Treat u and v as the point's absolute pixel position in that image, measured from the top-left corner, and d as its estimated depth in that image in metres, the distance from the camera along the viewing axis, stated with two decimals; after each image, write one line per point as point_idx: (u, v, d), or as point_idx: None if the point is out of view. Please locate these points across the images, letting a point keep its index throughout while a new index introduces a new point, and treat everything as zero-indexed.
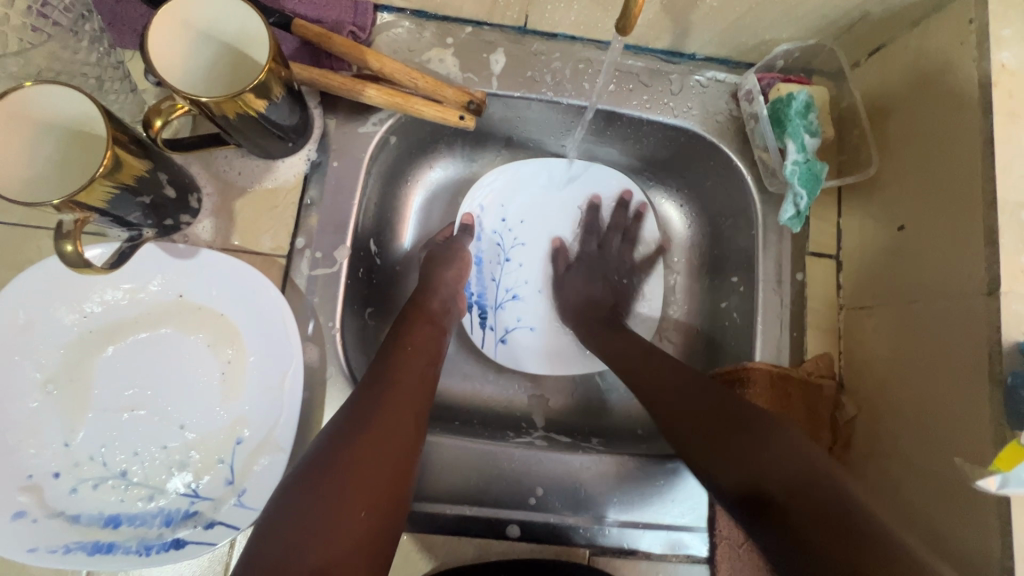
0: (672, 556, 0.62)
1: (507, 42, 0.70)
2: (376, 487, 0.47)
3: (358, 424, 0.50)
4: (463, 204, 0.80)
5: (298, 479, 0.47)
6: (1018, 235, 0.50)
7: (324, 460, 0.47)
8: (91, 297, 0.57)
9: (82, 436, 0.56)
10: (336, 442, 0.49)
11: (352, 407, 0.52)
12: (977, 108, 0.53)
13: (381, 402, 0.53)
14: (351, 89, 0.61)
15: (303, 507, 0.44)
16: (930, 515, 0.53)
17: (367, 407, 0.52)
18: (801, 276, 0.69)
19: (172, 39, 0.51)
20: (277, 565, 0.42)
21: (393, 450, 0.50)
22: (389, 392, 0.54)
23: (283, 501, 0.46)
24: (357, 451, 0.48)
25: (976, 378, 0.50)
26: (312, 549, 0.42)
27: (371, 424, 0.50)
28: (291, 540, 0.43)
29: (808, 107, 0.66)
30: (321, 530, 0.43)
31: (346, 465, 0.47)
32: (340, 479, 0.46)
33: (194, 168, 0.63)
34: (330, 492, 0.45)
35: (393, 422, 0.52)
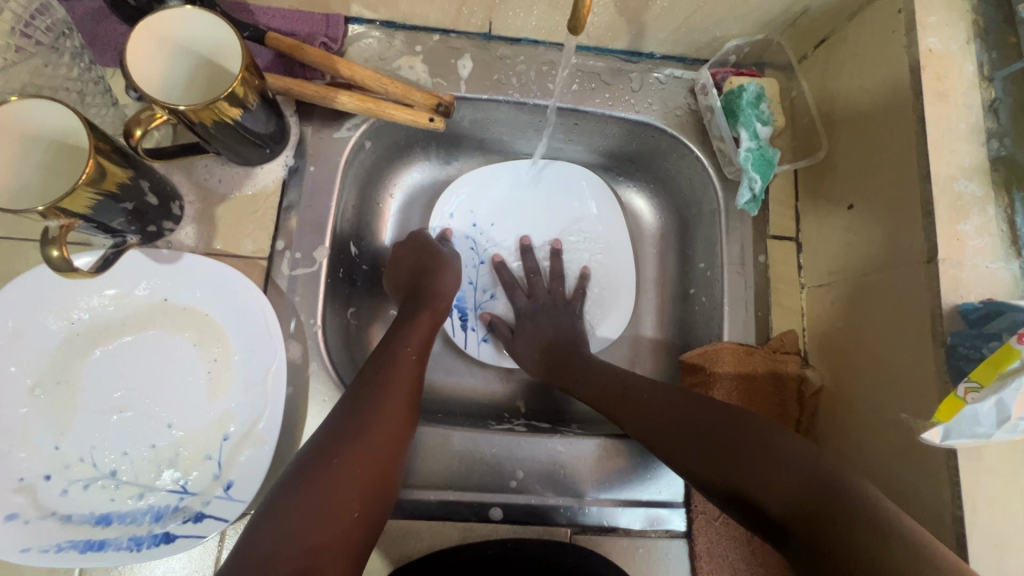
0: (651, 531, 0.64)
1: (473, 48, 0.74)
2: (359, 491, 0.51)
3: (346, 432, 0.53)
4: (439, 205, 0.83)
5: (293, 477, 0.50)
6: (952, 206, 0.54)
7: (312, 467, 0.51)
8: (78, 304, 0.59)
9: (71, 439, 0.58)
10: (324, 449, 0.52)
11: (346, 406, 0.56)
12: (909, 89, 0.57)
13: (370, 411, 0.55)
14: (324, 96, 0.64)
15: (290, 510, 0.48)
16: (886, 476, 0.55)
17: (360, 408, 0.55)
18: (762, 258, 0.72)
19: (150, 53, 0.53)
20: (265, 562, 0.45)
21: (380, 452, 0.54)
22: (379, 400, 0.56)
23: (280, 491, 0.50)
24: (345, 460, 0.51)
25: (921, 339, 0.53)
26: (305, 541, 0.47)
27: (364, 423, 0.54)
28: (275, 539, 0.46)
29: (759, 98, 0.70)
30: (308, 528, 0.47)
31: (339, 466, 0.51)
32: (327, 485, 0.50)
33: (176, 178, 0.66)
34: (319, 497, 0.49)
35: (384, 423, 0.55)
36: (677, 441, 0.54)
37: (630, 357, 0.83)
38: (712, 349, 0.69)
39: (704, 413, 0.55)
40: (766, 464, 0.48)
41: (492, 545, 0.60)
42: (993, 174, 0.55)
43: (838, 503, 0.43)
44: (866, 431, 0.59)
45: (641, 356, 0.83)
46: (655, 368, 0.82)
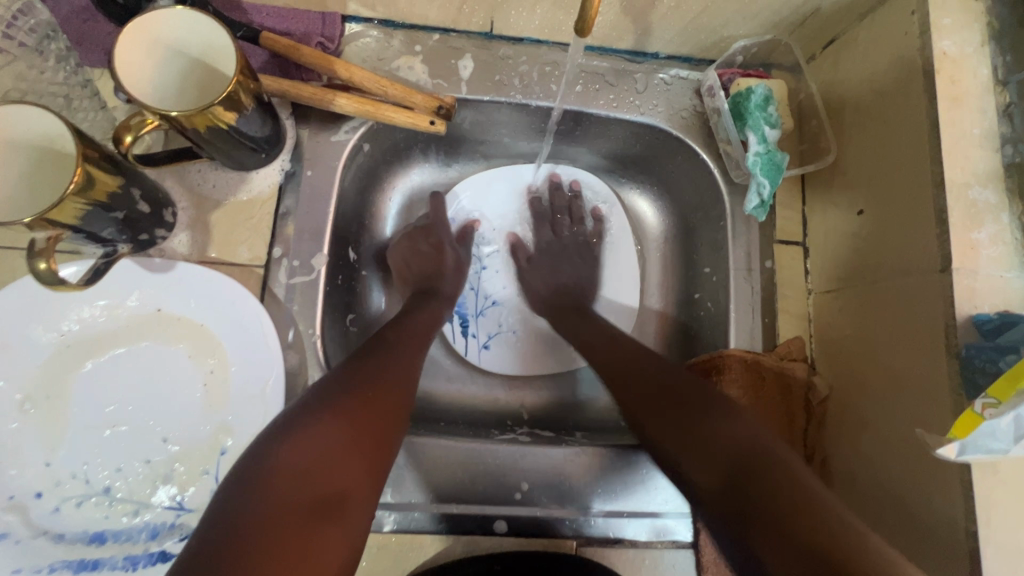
0: (657, 542, 0.63)
1: (474, 48, 0.72)
2: (372, 433, 0.50)
3: (356, 382, 0.53)
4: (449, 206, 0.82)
5: (296, 419, 0.48)
6: (966, 213, 0.53)
7: (323, 408, 0.49)
8: (68, 315, 0.58)
9: (63, 455, 0.56)
10: (331, 395, 0.50)
11: (354, 361, 0.55)
12: (923, 93, 0.56)
13: (377, 368, 0.55)
14: (321, 98, 0.62)
15: (304, 444, 0.46)
16: (899, 489, 0.55)
17: (368, 364, 0.55)
18: (769, 263, 0.71)
19: (139, 56, 0.51)
20: (282, 493, 0.43)
21: (390, 402, 0.53)
22: (388, 363, 0.56)
23: (283, 431, 0.47)
24: (357, 403, 0.50)
25: (934, 350, 0.52)
26: (313, 481, 0.44)
27: (372, 377, 0.54)
28: (290, 472, 0.44)
29: (767, 100, 0.69)
30: (326, 462, 0.46)
31: (348, 411, 0.49)
32: (341, 427, 0.48)
33: (168, 183, 0.64)
34: (333, 435, 0.47)
35: (392, 379, 0.55)
36: (649, 405, 0.57)
37: None
38: (718, 356, 0.68)
39: (719, 426, 0.51)
40: (727, 433, 0.50)
41: (499, 560, 0.59)
42: (1007, 180, 0.54)
43: (786, 478, 0.45)
44: (876, 442, 0.58)
45: None
46: None
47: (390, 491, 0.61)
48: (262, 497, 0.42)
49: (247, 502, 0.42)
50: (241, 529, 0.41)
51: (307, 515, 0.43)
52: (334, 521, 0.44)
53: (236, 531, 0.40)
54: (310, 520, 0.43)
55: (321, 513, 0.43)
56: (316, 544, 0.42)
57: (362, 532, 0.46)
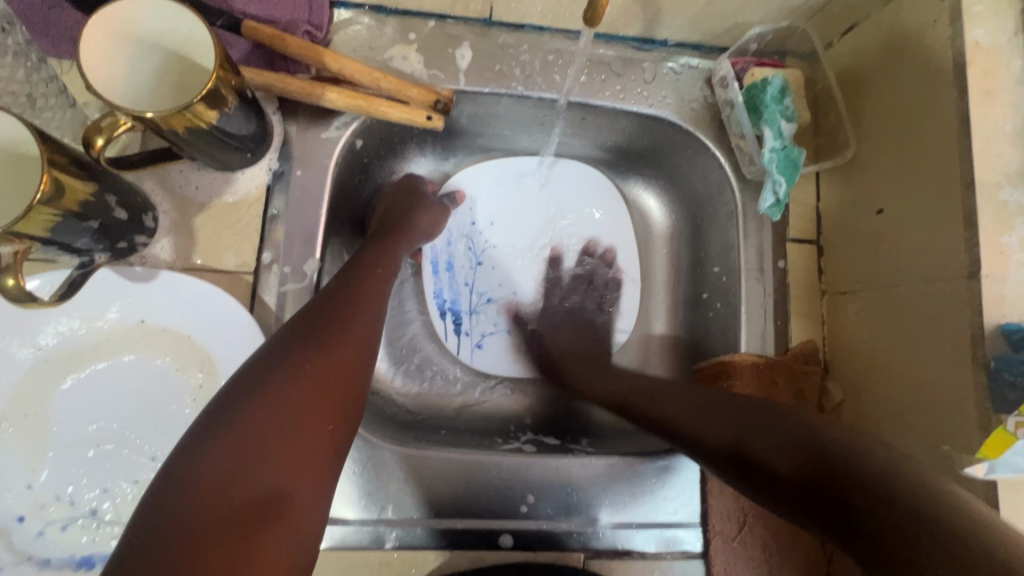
0: (667, 553, 0.61)
1: (472, 35, 0.67)
2: (317, 415, 0.44)
3: (294, 357, 0.46)
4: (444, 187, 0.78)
5: (226, 409, 0.43)
6: (996, 217, 0.50)
7: (255, 393, 0.43)
8: (45, 329, 0.54)
9: (45, 477, 0.53)
10: (262, 377, 0.44)
11: (290, 330, 0.49)
12: (952, 86, 0.53)
13: (325, 337, 0.48)
14: (309, 93, 0.58)
15: (234, 440, 0.41)
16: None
17: (307, 333, 0.48)
18: (782, 263, 0.68)
19: (108, 50, 0.47)
20: (210, 500, 0.38)
21: (339, 377, 0.47)
22: (331, 329, 0.49)
23: (211, 424, 0.42)
24: (298, 383, 0.44)
25: (959, 360, 0.50)
26: (248, 480, 0.40)
27: (311, 351, 0.47)
28: (218, 472, 0.39)
29: (782, 92, 0.65)
30: (258, 457, 0.41)
31: (282, 398, 0.43)
32: (277, 414, 0.42)
33: (147, 185, 0.60)
34: (263, 427, 0.42)
35: (335, 350, 0.48)
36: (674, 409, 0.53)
37: (639, 364, 0.79)
38: (728, 360, 0.66)
39: (714, 413, 0.48)
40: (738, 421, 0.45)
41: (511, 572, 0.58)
42: None
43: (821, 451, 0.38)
44: (894, 452, 0.56)
45: (651, 362, 0.80)
46: (665, 375, 0.78)
47: (391, 507, 0.59)
48: (185, 502, 0.38)
49: (172, 506, 0.38)
50: (165, 538, 0.36)
51: (241, 519, 0.38)
52: (280, 520, 0.40)
53: (158, 541, 0.36)
54: (245, 524, 0.38)
55: (257, 516, 0.39)
56: (253, 550, 0.38)
57: (314, 525, 0.42)
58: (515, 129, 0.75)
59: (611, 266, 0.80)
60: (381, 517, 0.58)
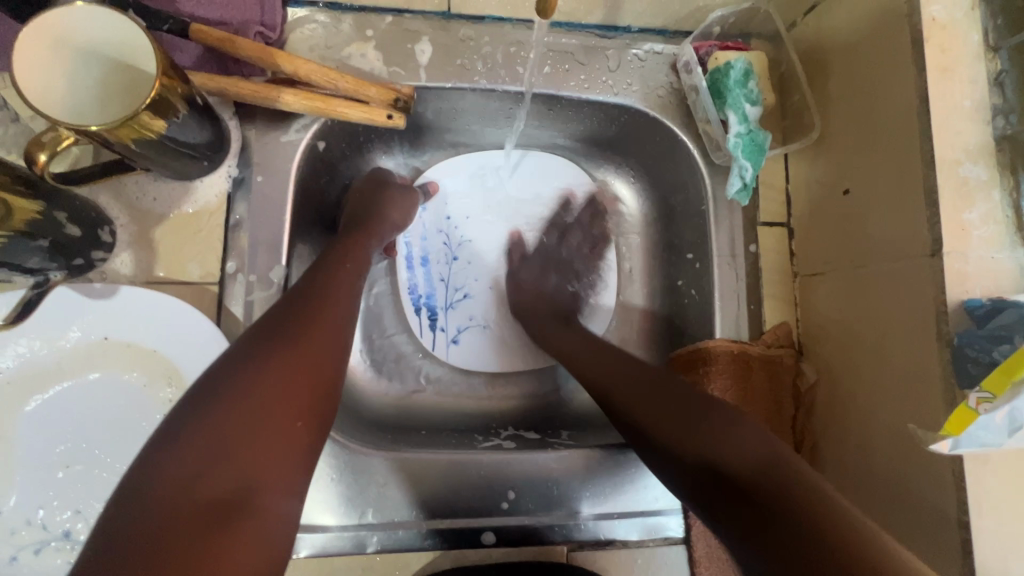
0: (649, 540, 0.62)
1: (431, 30, 0.66)
2: (286, 414, 0.43)
3: (260, 356, 0.45)
4: (420, 179, 0.77)
5: (188, 411, 0.42)
6: (956, 193, 0.50)
7: (223, 391, 0.43)
8: (4, 351, 0.53)
9: (14, 501, 0.52)
10: (226, 378, 0.43)
11: (257, 330, 0.48)
12: (911, 64, 0.53)
13: (293, 335, 0.47)
14: (265, 96, 0.57)
15: (199, 440, 0.40)
16: (881, 483, 0.55)
17: (274, 332, 0.47)
18: (754, 247, 0.69)
19: (44, 61, 0.45)
20: (174, 499, 0.38)
21: (311, 375, 0.46)
22: (299, 327, 0.48)
23: (171, 428, 0.41)
24: (264, 382, 0.44)
25: (925, 339, 0.50)
26: (211, 482, 0.39)
27: (278, 350, 0.46)
28: (180, 473, 0.38)
29: (747, 75, 0.64)
30: (225, 457, 0.40)
31: (246, 397, 0.42)
32: (244, 412, 0.42)
33: (103, 199, 0.58)
34: (227, 427, 0.41)
35: (305, 348, 0.47)
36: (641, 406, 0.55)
37: None
38: (704, 347, 0.66)
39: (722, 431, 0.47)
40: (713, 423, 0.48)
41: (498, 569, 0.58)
42: (998, 155, 0.51)
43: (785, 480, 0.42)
44: (864, 431, 0.57)
45: (630, 352, 0.79)
46: (645, 364, 0.78)
47: (371, 511, 0.58)
48: (146, 504, 0.37)
49: (132, 511, 0.37)
50: (126, 541, 0.36)
51: (204, 518, 0.38)
52: (244, 519, 0.39)
53: (117, 544, 0.35)
54: (208, 523, 0.38)
55: (221, 516, 0.38)
56: (215, 551, 0.37)
57: (284, 524, 0.41)
58: (483, 121, 0.74)
59: (589, 259, 0.80)
60: (361, 522, 0.58)
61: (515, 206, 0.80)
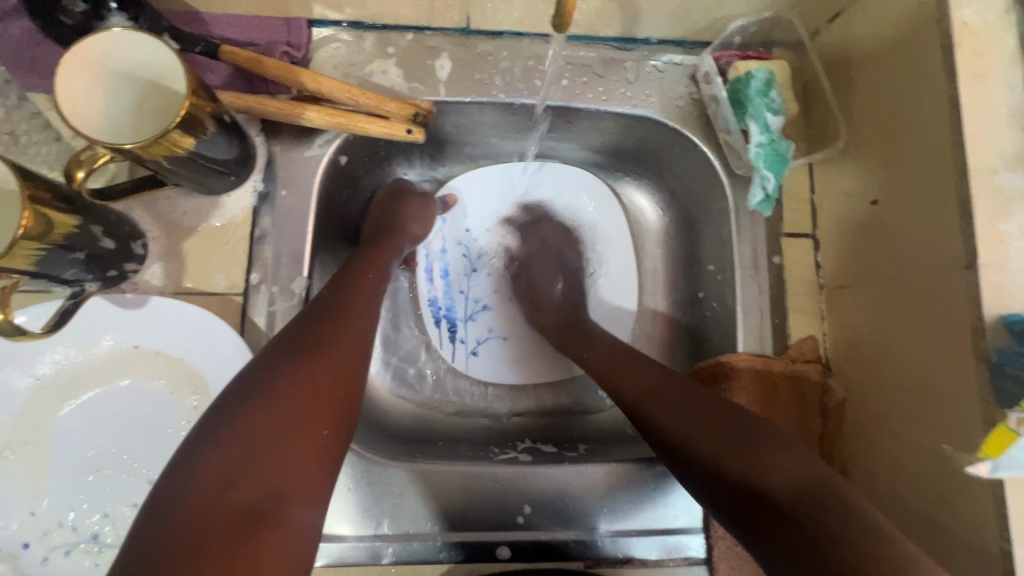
0: (669, 560, 0.60)
1: (451, 46, 0.67)
2: (313, 421, 0.44)
3: (286, 365, 0.46)
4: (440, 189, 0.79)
5: (217, 419, 0.43)
6: (993, 203, 0.48)
7: (251, 401, 0.43)
8: (42, 358, 0.55)
9: (47, 503, 0.54)
10: (254, 387, 0.44)
11: (281, 339, 0.49)
12: (941, 70, 0.51)
13: (317, 345, 0.48)
14: (289, 113, 0.58)
15: (232, 448, 0.41)
16: (908, 512, 0.53)
17: (301, 341, 0.48)
18: (778, 259, 0.67)
19: (86, 85, 0.48)
20: (212, 507, 0.39)
21: (335, 383, 0.47)
22: (324, 336, 0.49)
23: (202, 436, 0.42)
24: (292, 391, 0.45)
25: (961, 358, 0.48)
26: (241, 489, 0.40)
27: (304, 360, 0.47)
28: (213, 479, 0.40)
29: (768, 84, 0.63)
30: (256, 464, 0.41)
31: (275, 405, 0.43)
32: (272, 420, 0.43)
33: (137, 213, 0.61)
34: (256, 435, 0.42)
35: (331, 359, 0.48)
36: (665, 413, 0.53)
37: None
38: (725, 358, 0.64)
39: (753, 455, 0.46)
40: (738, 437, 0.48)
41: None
42: None
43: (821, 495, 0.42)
44: (892, 451, 0.55)
45: None
46: None
47: (387, 522, 0.58)
48: (182, 510, 0.38)
49: (167, 518, 0.38)
50: (162, 547, 0.37)
51: (234, 525, 0.38)
52: (272, 526, 0.40)
53: (153, 549, 0.36)
54: (239, 530, 0.38)
55: (250, 521, 0.39)
56: (247, 556, 0.38)
57: (310, 533, 0.42)
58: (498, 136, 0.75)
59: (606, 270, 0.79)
60: (377, 533, 0.58)
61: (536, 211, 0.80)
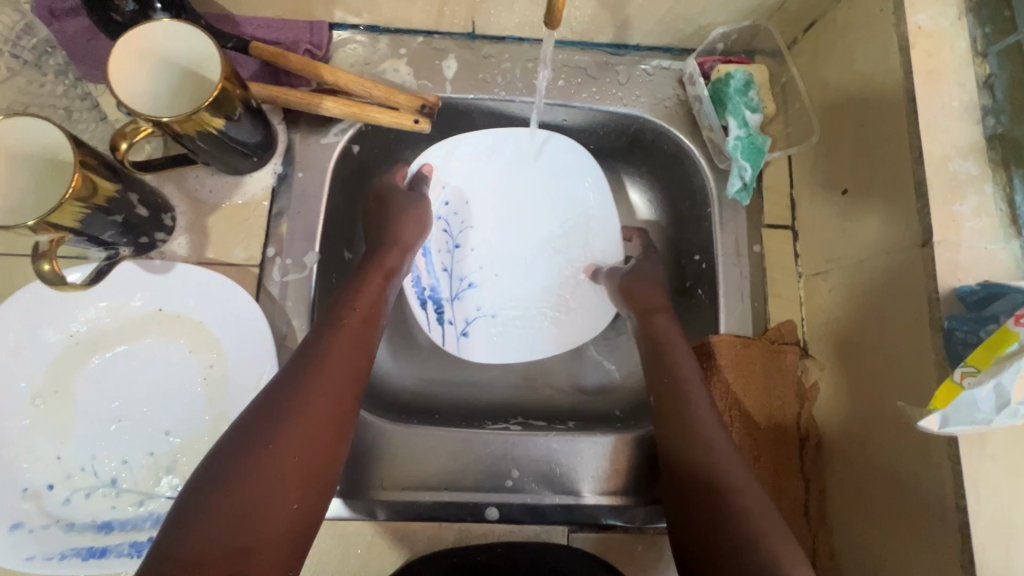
0: (651, 528, 0.63)
1: (457, 48, 0.74)
2: (285, 496, 0.43)
3: (263, 431, 0.45)
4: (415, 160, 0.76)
5: (194, 492, 0.42)
6: (946, 187, 0.52)
7: (229, 474, 0.43)
8: (76, 316, 0.61)
9: (72, 448, 0.59)
10: (234, 455, 0.44)
11: (264, 398, 0.48)
12: (899, 68, 0.56)
13: (298, 408, 0.47)
14: (309, 103, 0.65)
15: (203, 530, 0.40)
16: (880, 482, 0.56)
17: (281, 402, 0.47)
18: (758, 248, 0.71)
19: (134, 69, 0.54)
20: (189, 562, 0.39)
21: (319, 443, 0.46)
22: (308, 395, 0.48)
23: (178, 513, 0.41)
24: (268, 467, 0.44)
25: (920, 329, 0.52)
26: (203, 573, 0.39)
27: (283, 427, 0.46)
28: (179, 564, 0.39)
29: (747, 85, 0.70)
30: (223, 545, 0.40)
31: (250, 479, 0.43)
32: (240, 501, 0.42)
33: (168, 189, 0.67)
34: (228, 515, 0.41)
35: (310, 426, 0.46)
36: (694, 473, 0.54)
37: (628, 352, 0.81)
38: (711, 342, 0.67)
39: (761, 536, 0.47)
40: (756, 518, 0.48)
41: (505, 545, 0.60)
42: (990, 152, 0.53)
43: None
44: (865, 423, 0.58)
45: None
46: None
47: (383, 479, 0.62)
48: None
49: None
50: None
51: None
52: None
53: None
54: None
55: None
56: None
57: None
58: (492, 127, 0.78)
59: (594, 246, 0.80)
60: (374, 489, 0.62)
61: (523, 196, 0.81)
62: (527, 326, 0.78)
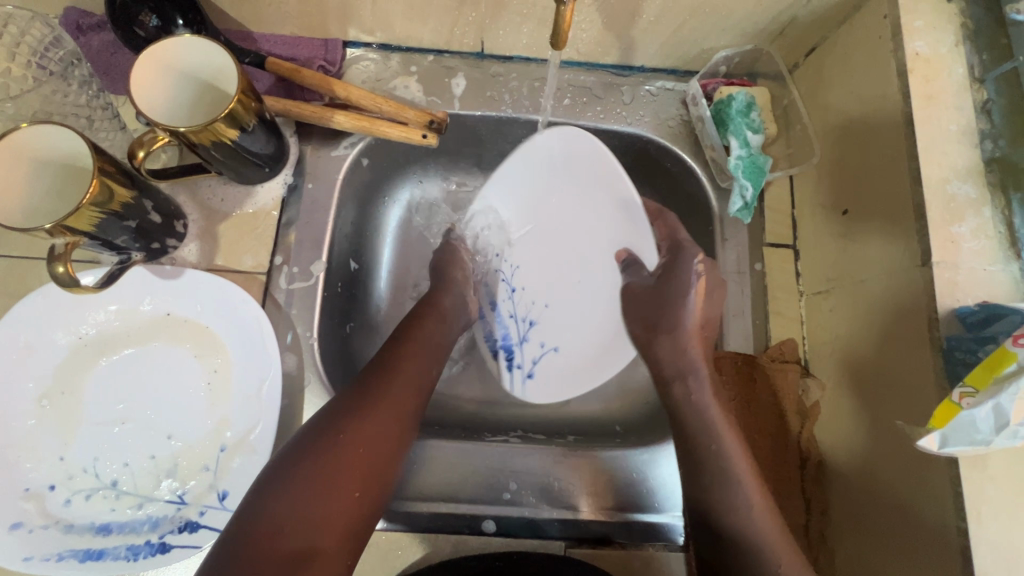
0: (649, 545, 0.62)
1: (467, 67, 0.76)
2: (346, 484, 0.51)
3: (333, 427, 0.53)
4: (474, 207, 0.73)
5: (275, 473, 0.51)
6: (945, 208, 0.53)
7: (305, 460, 0.51)
8: (85, 319, 0.62)
9: (75, 449, 0.60)
10: (309, 445, 0.52)
11: (333, 404, 0.56)
12: (897, 92, 0.57)
13: (363, 409, 0.55)
14: (320, 116, 0.67)
15: (283, 502, 0.49)
16: (880, 503, 0.55)
17: (349, 405, 0.55)
18: (759, 266, 0.72)
19: (155, 81, 0.56)
20: (270, 528, 0.48)
21: (379, 441, 0.54)
22: (373, 400, 0.56)
23: (265, 485, 0.50)
24: (335, 457, 0.52)
25: (921, 349, 0.52)
26: (288, 536, 0.48)
27: (348, 425, 0.54)
28: (268, 528, 0.48)
29: (748, 107, 0.71)
30: (300, 518, 0.48)
31: (321, 464, 0.51)
32: (313, 480, 0.50)
33: (181, 197, 0.69)
34: (302, 493, 0.49)
35: (374, 425, 0.54)
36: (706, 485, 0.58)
37: None
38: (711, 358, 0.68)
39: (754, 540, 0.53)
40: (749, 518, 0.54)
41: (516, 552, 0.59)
42: (988, 175, 0.54)
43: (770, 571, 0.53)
44: (865, 445, 0.58)
45: None
46: None
47: None
48: (244, 546, 0.47)
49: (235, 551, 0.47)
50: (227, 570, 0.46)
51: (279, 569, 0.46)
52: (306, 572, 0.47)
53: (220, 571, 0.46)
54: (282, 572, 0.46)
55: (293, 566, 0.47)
56: None
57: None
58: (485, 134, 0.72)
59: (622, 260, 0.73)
60: None
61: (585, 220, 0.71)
62: (587, 364, 0.71)
